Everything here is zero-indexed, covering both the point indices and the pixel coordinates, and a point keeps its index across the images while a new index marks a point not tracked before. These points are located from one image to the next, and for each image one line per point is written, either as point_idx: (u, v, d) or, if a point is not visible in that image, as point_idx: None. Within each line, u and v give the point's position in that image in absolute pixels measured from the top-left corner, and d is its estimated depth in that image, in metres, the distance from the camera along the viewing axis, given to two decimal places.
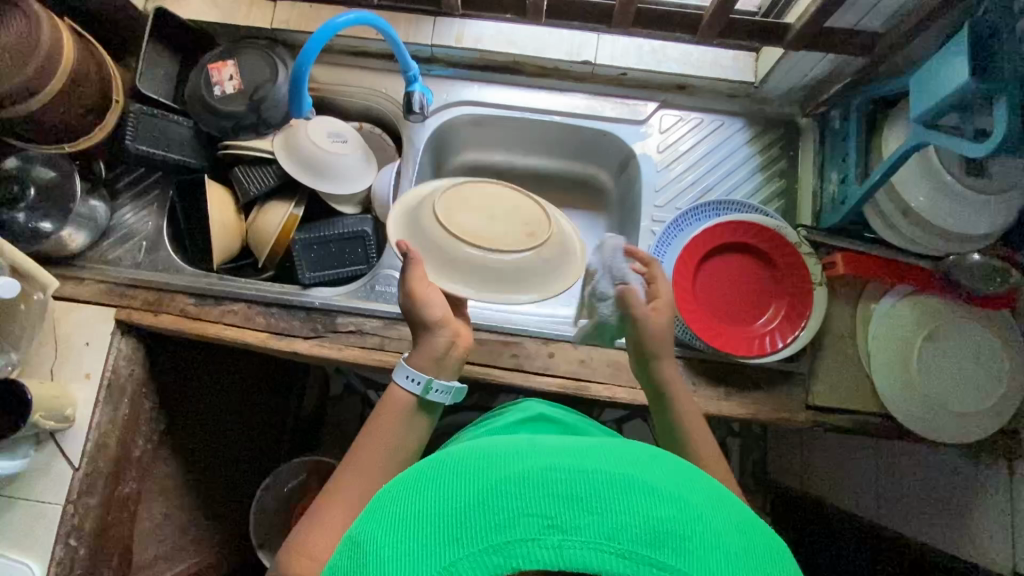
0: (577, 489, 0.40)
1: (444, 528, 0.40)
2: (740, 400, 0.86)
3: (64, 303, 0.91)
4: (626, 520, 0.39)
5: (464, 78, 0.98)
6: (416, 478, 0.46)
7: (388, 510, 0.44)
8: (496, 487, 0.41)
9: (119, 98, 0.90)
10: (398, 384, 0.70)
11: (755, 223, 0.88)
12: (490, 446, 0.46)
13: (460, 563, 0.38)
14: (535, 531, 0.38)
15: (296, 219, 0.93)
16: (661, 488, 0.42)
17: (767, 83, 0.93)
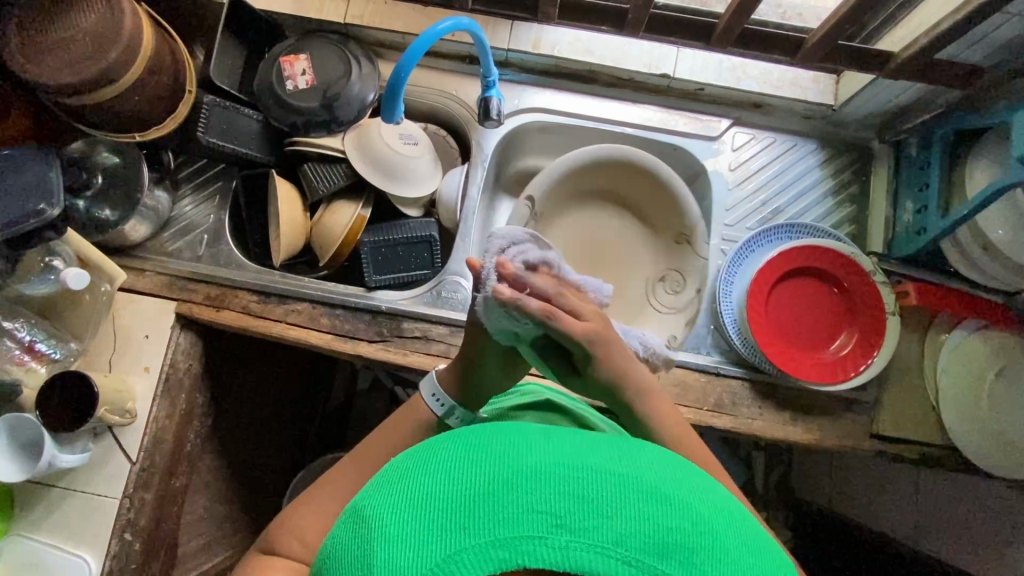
0: (589, 490, 0.41)
1: (454, 513, 0.40)
2: (805, 426, 0.86)
3: (125, 295, 0.89)
4: (634, 527, 0.39)
5: (535, 84, 0.97)
6: (426, 453, 0.47)
7: (394, 486, 0.44)
8: (507, 478, 0.41)
9: (192, 89, 0.88)
10: (424, 398, 0.71)
11: (832, 249, 0.87)
12: (502, 431, 0.47)
13: (466, 553, 0.39)
14: (542, 529, 0.39)
15: (364, 220, 0.91)
16: (672, 494, 0.42)
17: (848, 106, 0.92)
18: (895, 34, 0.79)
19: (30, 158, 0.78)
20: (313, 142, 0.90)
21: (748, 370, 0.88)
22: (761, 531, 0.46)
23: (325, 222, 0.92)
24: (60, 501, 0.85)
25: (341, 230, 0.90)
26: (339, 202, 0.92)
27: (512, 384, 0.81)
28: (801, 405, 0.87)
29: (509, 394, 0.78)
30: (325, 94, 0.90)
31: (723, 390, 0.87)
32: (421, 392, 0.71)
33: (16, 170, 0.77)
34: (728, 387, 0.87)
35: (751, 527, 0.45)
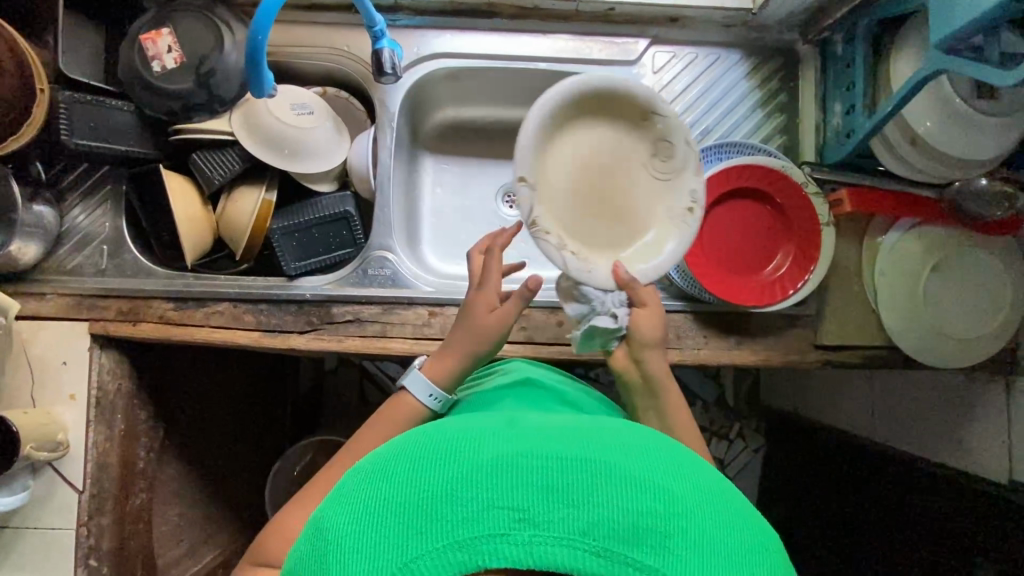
0: (555, 479, 0.41)
1: (414, 519, 0.40)
2: (751, 348, 0.86)
3: (31, 323, 0.84)
4: (602, 514, 0.40)
5: (433, 27, 0.89)
6: (389, 457, 0.47)
7: (355, 492, 0.44)
8: (469, 474, 0.42)
9: (44, 86, 0.76)
10: (412, 394, 0.71)
11: (767, 167, 0.84)
12: (465, 430, 0.48)
13: (423, 559, 0.39)
14: (504, 525, 0.39)
15: (271, 204, 0.85)
16: (642, 478, 0.43)
17: (767, 9, 0.85)
18: None
19: None
20: (199, 129, 0.82)
21: (690, 302, 0.87)
22: (744, 500, 0.47)
23: (230, 220, 0.85)
24: (14, 541, 0.83)
25: (247, 223, 0.84)
26: (235, 196, 0.85)
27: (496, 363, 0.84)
28: (746, 329, 0.87)
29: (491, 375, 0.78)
30: (198, 72, 0.80)
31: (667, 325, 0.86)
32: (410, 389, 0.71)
33: None
34: (672, 322, 0.87)
35: (727, 497, 0.45)
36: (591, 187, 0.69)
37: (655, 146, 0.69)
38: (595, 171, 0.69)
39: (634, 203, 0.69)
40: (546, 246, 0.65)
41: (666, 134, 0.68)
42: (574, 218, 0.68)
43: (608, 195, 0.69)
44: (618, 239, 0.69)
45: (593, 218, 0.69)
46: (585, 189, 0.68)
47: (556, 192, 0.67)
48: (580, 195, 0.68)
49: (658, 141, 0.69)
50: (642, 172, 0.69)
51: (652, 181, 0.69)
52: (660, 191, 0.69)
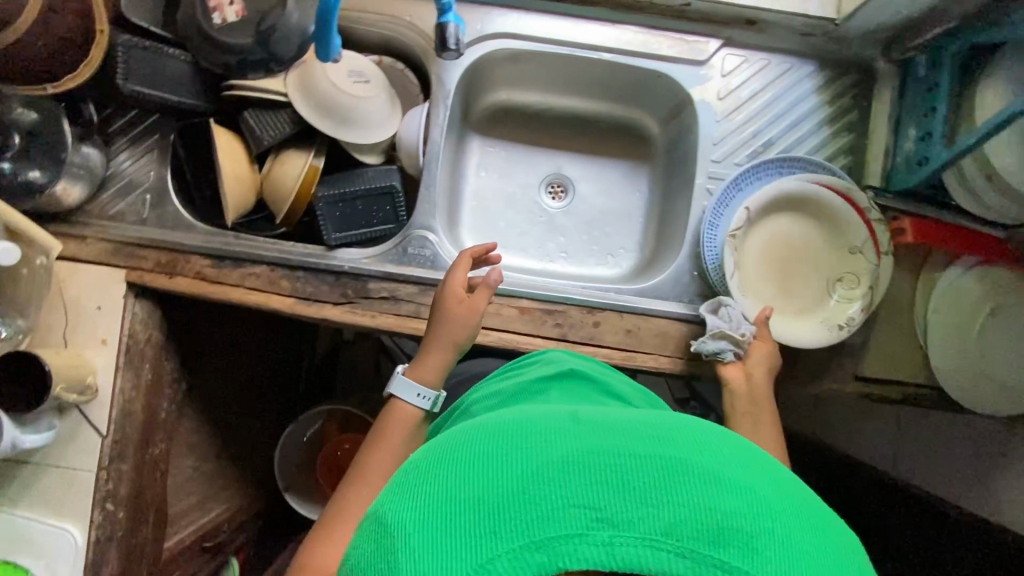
0: (631, 478, 0.40)
1: (487, 514, 0.40)
2: (790, 371, 0.84)
3: (69, 265, 0.84)
4: (683, 514, 0.39)
5: (499, 4, 0.86)
6: (451, 452, 0.45)
7: (420, 487, 0.43)
8: (541, 471, 0.41)
9: (104, 28, 0.74)
10: (404, 399, 0.75)
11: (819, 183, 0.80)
12: (526, 421, 0.46)
13: (501, 558, 0.38)
14: (583, 525, 0.38)
15: (317, 170, 0.84)
16: (719, 475, 0.41)
17: (852, 20, 0.81)
18: None
19: None
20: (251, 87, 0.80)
21: None
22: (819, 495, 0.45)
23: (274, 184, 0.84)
24: (35, 476, 0.84)
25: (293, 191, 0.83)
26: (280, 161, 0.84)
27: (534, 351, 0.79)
28: (786, 351, 0.84)
29: (530, 363, 0.74)
30: (257, 27, 0.78)
31: None
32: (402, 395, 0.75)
33: None
34: None
35: (802, 492, 0.44)
36: (780, 264, 0.84)
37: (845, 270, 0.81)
38: (794, 250, 0.84)
39: (810, 294, 0.83)
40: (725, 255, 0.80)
41: (858, 274, 0.81)
42: (764, 284, 0.83)
43: (804, 284, 0.83)
44: (786, 314, 0.82)
45: (774, 288, 0.83)
46: (780, 272, 0.84)
47: (749, 264, 0.83)
48: (768, 267, 0.83)
49: (850, 272, 0.81)
50: (825, 277, 0.83)
51: (838, 304, 0.81)
52: (818, 289, 0.83)
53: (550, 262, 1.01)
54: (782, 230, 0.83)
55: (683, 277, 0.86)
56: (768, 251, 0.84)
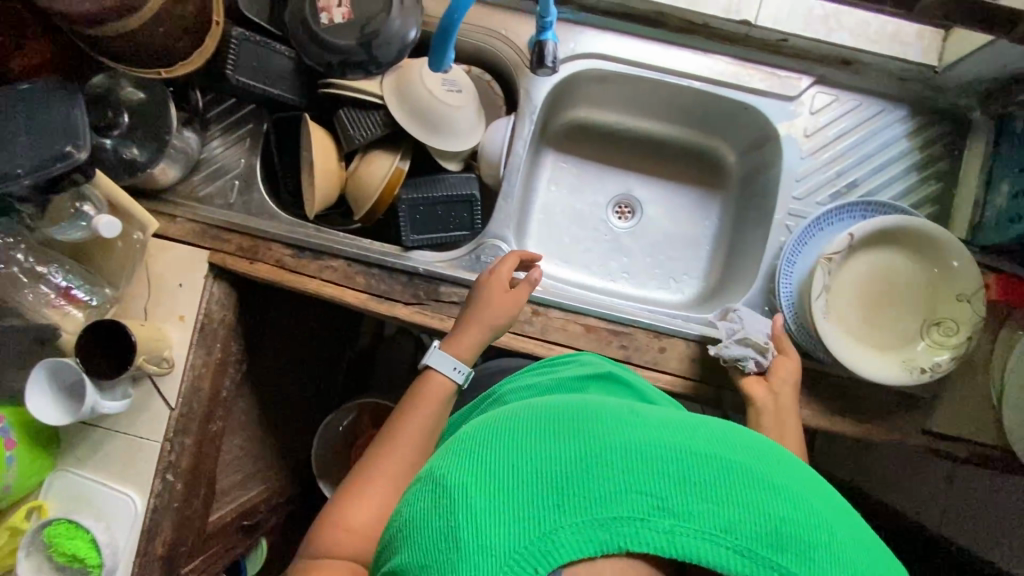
0: (691, 474, 0.41)
1: (549, 488, 0.40)
2: (855, 417, 0.83)
3: (157, 241, 0.87)
4: (743, 516, 0.39)
5: (594, 25, 0.87)
6: (508, 426, 0.46)
7: (478, 455, 0.44)
8: (602, 454, 0.41)
9: (219, 20, 0.79)
10: (439, 369, 0.74)
11: (902, 223, 0.77)
12: (585, 407, 0.47)
13: (561, 531, 0.39)
14: (643, 511, 0.39)
15: (401, 173, 0.85)
16: (777, 485, 0.42)
17: (954, 70, 0.81)
18: None
19: (53, 95, 0.73)
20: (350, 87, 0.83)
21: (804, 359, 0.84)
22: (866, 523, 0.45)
23: (360, 182, 0.86)
24: (103, 440, 0.87)
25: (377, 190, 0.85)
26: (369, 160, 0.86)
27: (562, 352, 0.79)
28: (851, 397, 0.83)
29: (564, 363, 0.74)
30: (362, 31, 0.80)
31: None
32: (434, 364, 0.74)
33: (40, 108, 0.72)
34: None
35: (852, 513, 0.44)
36: (874, 297, 0.80)
37: (940, 319, 0.78)
38: (890, 285, 0.80)
39: (897, 335, 0.80)
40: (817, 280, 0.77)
41: (958, 320, 0.77)
42: (854, 314, 0.80)
43: (894, 324, 0.80)
44: (870, 349, 0.79)
45: (863, 320, 0.80)
46: (871, 307, 0.80)
47: (841, 294, 0.80)
48: (860, 298, 0.80)
49: (948, 320, 0.78)
50: (919, 320, 0.79)
51: (928, 349, 0.78)
52: (908, 332, 0.79)
53: (612, 281, 1.01)
54: (882, 262, 0.80)
55: (754, 311, 0.86)
56: (862, 281, 0.80)
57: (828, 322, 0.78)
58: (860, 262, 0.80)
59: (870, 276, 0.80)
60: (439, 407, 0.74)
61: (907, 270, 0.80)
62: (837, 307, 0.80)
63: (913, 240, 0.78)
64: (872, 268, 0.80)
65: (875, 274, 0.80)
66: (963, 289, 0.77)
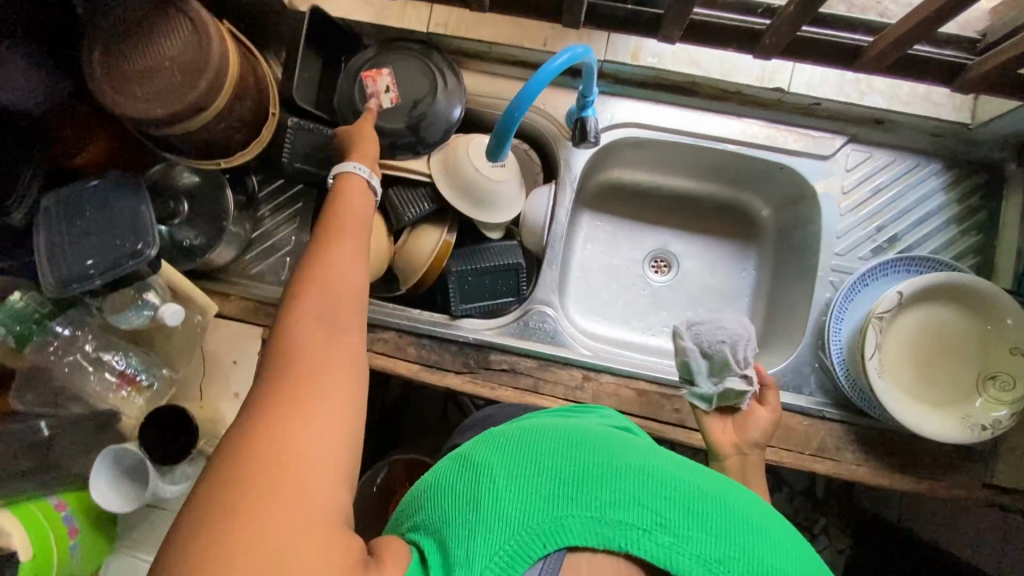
0: (703, 507, 0.42)
1: (568, 481, 0.42)
2: (915, 474, 0.82)
3: (213, 321, 0.89)
4: (745, 557, 0.41)
5: (630, 96, 0.90)
6: (544, 428, 0.47)
7: (508, 441, 0.46)
8: (623, 472, 0.43)
9: (276, 110, 0.83)
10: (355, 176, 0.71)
11: (953, 283, 0.78)
12: (613, 434, 0.49)
13: (570, 520, 0.40)
14: (652, 526, 0.41)
15: (449, 245, 0.88)
16: (784, 544, 0.43)
17: (989, 126, 0.82)
18: None
19: (120, 193, 0.76)
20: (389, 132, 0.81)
21: (860, 417, 0.83)
22: None
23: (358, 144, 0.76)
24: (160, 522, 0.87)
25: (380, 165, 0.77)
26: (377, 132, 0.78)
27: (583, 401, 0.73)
28: (910, 452, 0.82)
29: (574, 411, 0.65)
30: (410, 114, 0.84)
31: (827, 434, 0.83)
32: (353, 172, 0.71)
33: (109, 207, 0.75)
34: (831, 431, 0.83)
35: None
36: (924, 351, 0.80)
37: (994, 374, 0.78)
38: (938, 339, 0.80)
39: (953, 391, 0.79)
40: (870, 337, 0.77)
41: (1014, 375, 0.77)
42: (906, 369, 0.80)
43: (947, 379, 0.80)
44: (925, 404, 0.79)
45: (916, 374, 0.80)
46: (924, 363, 0.80)
47: (892, 350, 0.80)
48: (909, 352, 0.80)
49: (1002, 374, 0.78)
50: (972, 374, 0.79)
51: (986, 404, 0.78)
52: (963, 387, 0.79)
53: (655, 336, 1.01)
54: (928, 315, 0.80)
55: (804, 369, 0.86)
56: (910, 335, 0.80)
57: (883, 381, 0.77)
58: (906, 316, 0.80)
59: (916, 330, 0.80)
60: (365, 204, 0.67)
61: (953, 323, 0.80)
62: (888, 363, 0.80)
63: (958, 295, 0.79)
64: (917, 321, 0.80)
65: (922, 328, 0.80)
66: (1013, 344, 0.77)
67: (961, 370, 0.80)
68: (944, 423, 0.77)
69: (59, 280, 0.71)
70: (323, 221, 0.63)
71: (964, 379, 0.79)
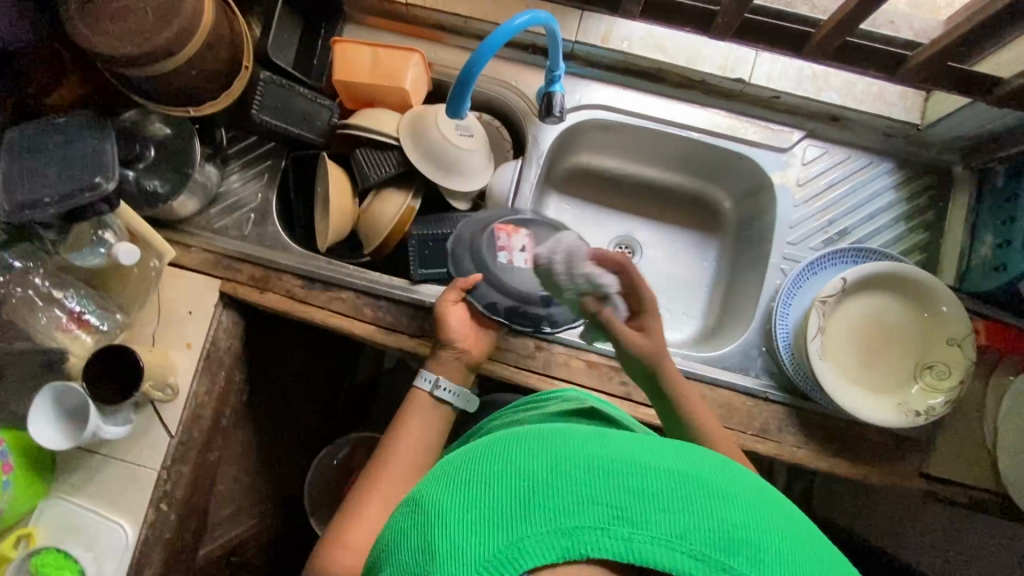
0: (647, 483, 0.39)
1: (513, 501, 0.38)
2: (853, 460, 0.83)
3: (171, 270, 0.89)
4: (701, 522, 0.37)
5: (600, 79, 0.93)
6: (488, 446, 0.44)
7: (456, 473, 0.43)
8: (566, 469, 0.39)
9: (249, 64, 0.84)
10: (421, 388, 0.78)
11: (888, 270, 0.80)
12: (554, 430, 0.44)
13: (529, 541, 0.36)
14: (603, 519, 0.37)
15: (413, 211, 0.89)
16: (733, 492, 0.40)
17: (936, 127, 0.86)
18: (1004, 55, 0.74)
19: (85, 129, 0.76)
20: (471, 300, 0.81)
21: (799, 399, 0.85)
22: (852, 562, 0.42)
23: (446, 324, 0.79)
24: (99, 468, 0.86)
25: (478, 357, 0.81)
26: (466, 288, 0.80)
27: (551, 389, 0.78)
28: (849, 438, 0.84)
29: (551, 399, 0.74)
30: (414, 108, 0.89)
31: (769, 416, 0.84)
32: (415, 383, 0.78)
33: (72, 141, 0.75)
34: (774, 413, 0.85)
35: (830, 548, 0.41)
36: (866, 338, 0.82)
37: (932, 362, 0.80)
38: (878, 326, 0.83)
39: (893, 377, 0.82)
40: (812, 322, 0.80)
41: (950, 365, 0.79)
42: (850, 357, 0.82)
43: (888, 366, 0.82)
44: (865, 388, 0.81)
45: (857, 360, 0.82)
46: (865, 350, 0.82)
47: (835, 336, 0.82)
48: (852, 341, 0.82)
49: (940, 362, 0.80)
50: (912, 363, 0.81)
51: (923, 392, 0.80)
52: (903, 374, 0.81)
53: None
54: (869, 304, 0.83)
55: (752, 352, 0.88)
56: (852, 324, 0.82)
57: (825, 364, 0.79)
58: (846, 305, 0.82)
59: (858, 318, 0.83)
60: (428, 425, 0.75)
61: (892, 312, 0.83)
62: (830, 349, 0.82)
63: (897, 283, 0.81)
64: (858, 309, 0.83)
65: (865, 317, 0.83)
66: (950, 334, 0.79)
67: (902, 359, 0.82)
68: (882, 407, 0.79)
69: (13, 206, 0.72)
70: (381, 451, 0.72)
71: (904, 366, 0.82)
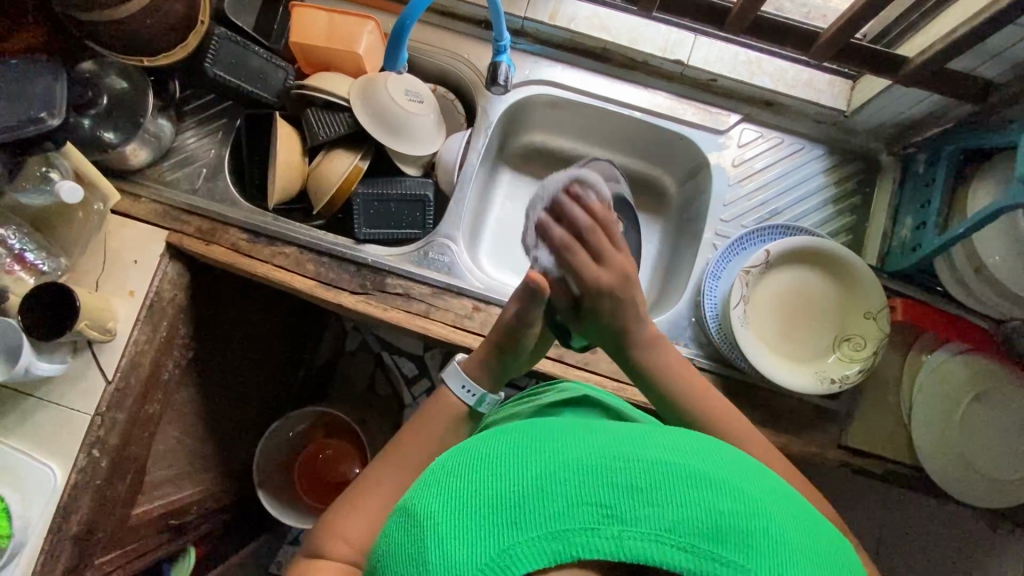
0: (635, 478, 0.38)
1: (505, 508, 0.38)
2: (776, 429, 0.86)
3: (118, 218, 0.90)
4: (685, 513, 0.37)
5: (548, 56, 0.97)
6: (477, 450, 0.43)
7: (446, 476, 0.42)
8: (554, 471, 0.38)
9: (204, 19, 0.87)
10: (451, 390, 0.70)
11: (806, 245, 0.84)
12: (545, 427, 0.44)
13: (519, 547, 0.36)
14: (591, 519, 0.36)
15: (360, 171, 0.92)
16: (720, 479, 0.39)
17: (859, 113, 0.91)
18: (915, 40, 0.79)
19: (36, 69, 0.78)
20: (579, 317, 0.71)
21: (719, 365, 0.89)
22: (835, 531, 0.42)
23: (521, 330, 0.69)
24: (33, 410, 0.86)
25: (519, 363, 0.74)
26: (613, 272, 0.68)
27: (547, 383, 0.78)
28: (772, 408, 0.87)
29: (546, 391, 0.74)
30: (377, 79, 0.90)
31: None
32: (448, 384, 0.71)
33: (23, 80, 0.77)
34: None
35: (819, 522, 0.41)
36: (795, 314, 0.86)
37: (849, 335, 0.84)
38: (805, 303, 0.86)
39: (813, 348, 0.85)
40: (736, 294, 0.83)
41: (866, 337, 0.82)
42: (776, 330, 0.86)
43: (811, 338, 0.86)
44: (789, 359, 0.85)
45: (780, 331, 0.86)
46: (789, 323, 0.86)
47: (758, 306, 0.86)
48: (778, 316, 0.86)
49: (856, 334, 0.83)
50: (832, 335, 0.85)
51: (839, 362, 0.83)
52: (823, 345, 0.85)
53: None
54: (798, 281, 0.86)
55: (681, 321, 0.91)
56: (780, 300, 0.86)
57: (747, 332, 0.82)
58: (775, 282, 0.86)
59: (788, 296, 0.86)
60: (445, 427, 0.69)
61: (820, 289, 0.86)
62: (755, 321, 0.85)
63: (822, 261, 0.85)
64: (789, 288, 0.86)
65: (797, 295, 0.86)
66: (869, 308, 0.83)
67: (823, 333, 0.86)
68: (802, 375, 0.82)
69: None
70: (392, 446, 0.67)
71: (826, 339, 0.85)
